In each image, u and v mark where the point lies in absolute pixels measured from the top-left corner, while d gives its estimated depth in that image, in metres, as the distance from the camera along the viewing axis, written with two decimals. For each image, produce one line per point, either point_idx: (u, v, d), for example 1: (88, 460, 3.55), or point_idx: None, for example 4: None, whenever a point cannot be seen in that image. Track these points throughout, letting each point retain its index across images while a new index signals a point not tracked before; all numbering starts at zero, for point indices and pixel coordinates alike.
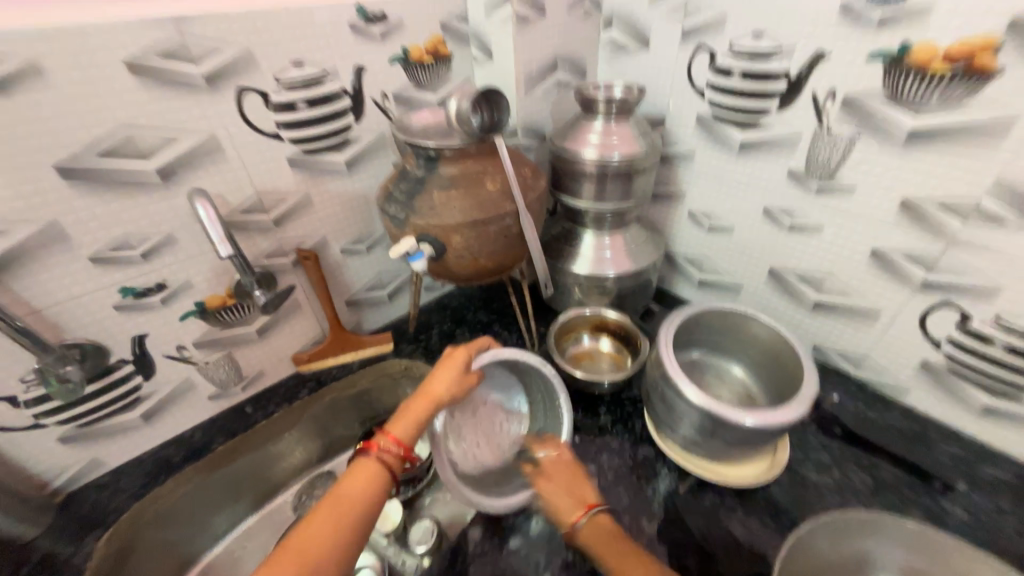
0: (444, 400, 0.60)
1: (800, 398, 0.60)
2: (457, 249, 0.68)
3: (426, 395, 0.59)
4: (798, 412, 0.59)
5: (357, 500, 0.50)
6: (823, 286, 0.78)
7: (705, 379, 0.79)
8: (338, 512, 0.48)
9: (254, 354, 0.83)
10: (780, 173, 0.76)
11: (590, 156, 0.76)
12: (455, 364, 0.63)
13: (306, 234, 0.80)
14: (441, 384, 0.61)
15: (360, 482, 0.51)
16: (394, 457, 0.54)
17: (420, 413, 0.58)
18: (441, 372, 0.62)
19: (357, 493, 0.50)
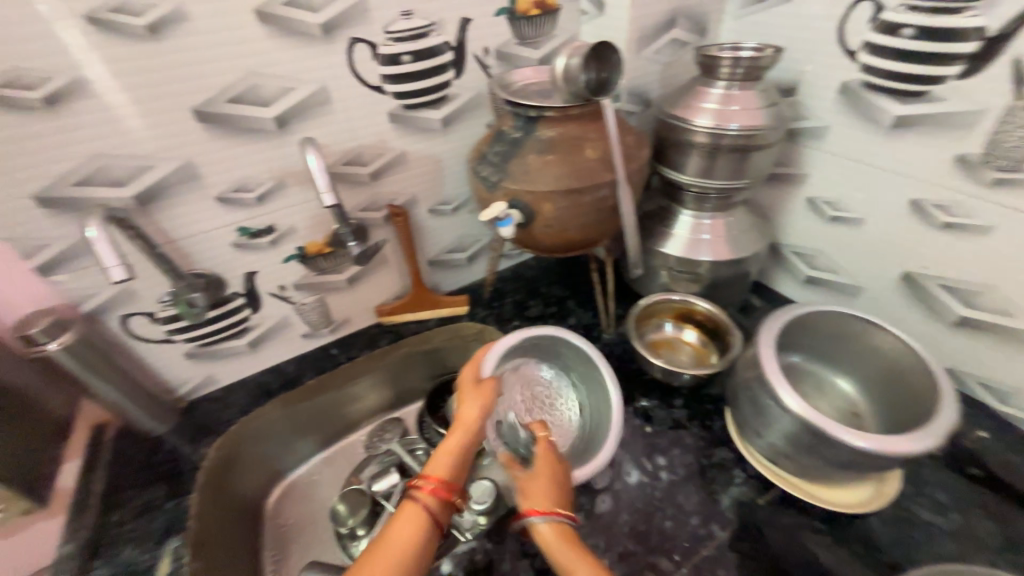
0: (479, 425, 0.58)
1: (930, 425, 0.52)
2: (547, 218, 0.65)
3: (460, 423, 0.58)
4: (929, 446, 0.50)
5: (403, 548, 0.49)
6: (975, 301, 0.65)
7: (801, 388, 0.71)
8: (383, 561, 0.47)
9: (343, 301, 0.88)
10: (942, 160, 0.63)
11: (703, 125, 0.69)
12: (471, 388, 0.61)
13: (399, 191, 0.81)
14: (472, 412, 0.59)
15: (408, 531, 0.50)
16: (434, 498, 0.53)
17: (461, 442, 0.57)
18: (470, 401, 0.60)
19: (404, 543, 0.49)
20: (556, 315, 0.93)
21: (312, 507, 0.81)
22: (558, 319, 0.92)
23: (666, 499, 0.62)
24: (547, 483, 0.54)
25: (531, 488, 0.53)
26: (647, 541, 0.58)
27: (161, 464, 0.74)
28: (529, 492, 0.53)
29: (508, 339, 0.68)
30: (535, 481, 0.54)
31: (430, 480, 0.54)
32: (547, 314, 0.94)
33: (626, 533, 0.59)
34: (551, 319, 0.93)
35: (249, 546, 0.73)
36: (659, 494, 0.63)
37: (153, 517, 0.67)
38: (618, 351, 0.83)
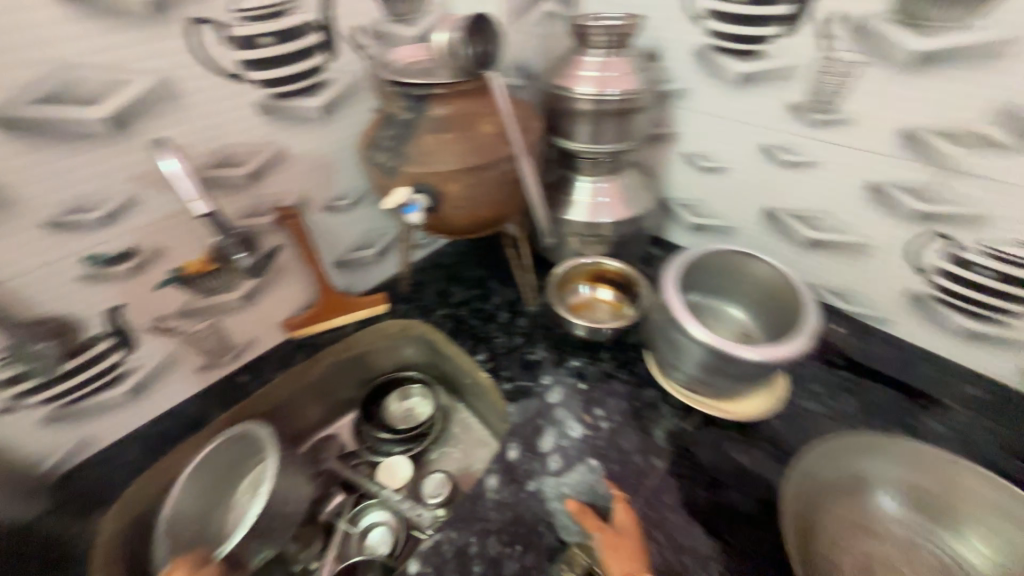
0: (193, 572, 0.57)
1: (801, 329, 0.62)
2: (454, 199, 0.64)
3: None
4: (802, 345, 0.61)
5: None
6: (818, 223, 0.79)
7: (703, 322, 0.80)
8: None
9: (241, 322, 0.78)
10: (780, 108, 0.74)
11: (585, 93, 0.72)
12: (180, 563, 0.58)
13: (286, 191, 0.74)
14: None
15: None
16: None
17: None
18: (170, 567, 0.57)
19: None
20: (480, 296, 0.94)
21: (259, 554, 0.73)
22: (483, 300, 0.93)
23: (609, 445, 0.67)
24: (633, 549, 0.53)
25: (618, 559, 0.52)
26: (599, 486, 0.63)
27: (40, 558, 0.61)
28: (621, 564, 0.52)
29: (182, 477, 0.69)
30: (631, 549, 0.53)
31: None
32: (471, 298, 0.93)
33: (580, 486, 0.63)
34: (476, 302, 0.92)
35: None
36: (602, 442, 0.68)
37: None
38: (544, 320, 0.87)
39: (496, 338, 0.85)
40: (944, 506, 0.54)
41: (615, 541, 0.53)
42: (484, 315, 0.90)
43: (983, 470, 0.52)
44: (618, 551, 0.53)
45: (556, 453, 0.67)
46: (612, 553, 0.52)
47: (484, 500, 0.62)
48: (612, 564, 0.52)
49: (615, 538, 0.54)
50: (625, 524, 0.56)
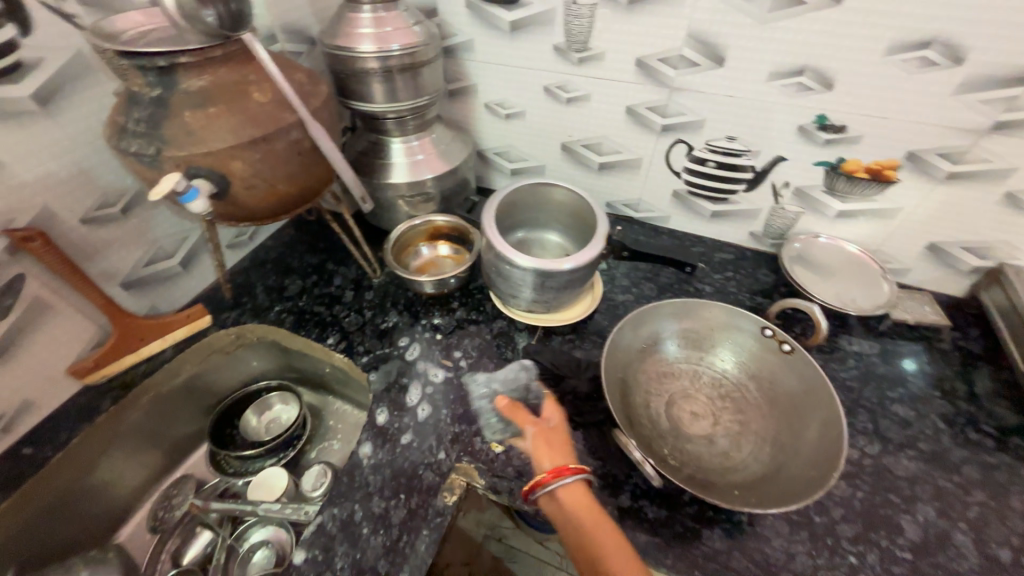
0: None
1: (597, 235, 0.75)
2: (243, 178, 0.59)
3: None
4: (601, 249, 0.73)
5: None
6: (602, 149, 0.93)
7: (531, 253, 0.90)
8: None
9: (1, 383, 0.62)
10: (548, 51, 0.83)
11: (367, 51, 0.71)
12: None
13: (13, 209, 0.58)
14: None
15: None
16: None
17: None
18: None
19: None
20: (320, 281, 0.89)
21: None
22: (324, 285, 0.88)
23: (471, 379, 0.73)
24: (560, 443, 0.58)
25: (548, 453, 0.56)
26: (467, 416, 0.69)
27: None
28: (550, 454, 0.56)
29: None
30: (558, 442, 0.58)
31: None
32: (311, 285, 0.88)
33: (449, 422, 0.68)
34: (317, 288, 0.88)
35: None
36: (464, 378, 0.73)
37: None
38: (391, 288, 0.87)
39: (346, 317, 0.83)
40: (703, 338, 0.73)
41: (548, 433, 0.59)
42: (328, 299, 0.86)
43: (719, 304, 0.71)
44: (547, 448, 0.57)
45: (423, 401, 0.70)
46: (543, 445, 0.57)
47: (360, 469, 0.63)
48: (539, 458, 0.57)
49: (540, 435, 0.59)
50: (555, 422, 0.60)
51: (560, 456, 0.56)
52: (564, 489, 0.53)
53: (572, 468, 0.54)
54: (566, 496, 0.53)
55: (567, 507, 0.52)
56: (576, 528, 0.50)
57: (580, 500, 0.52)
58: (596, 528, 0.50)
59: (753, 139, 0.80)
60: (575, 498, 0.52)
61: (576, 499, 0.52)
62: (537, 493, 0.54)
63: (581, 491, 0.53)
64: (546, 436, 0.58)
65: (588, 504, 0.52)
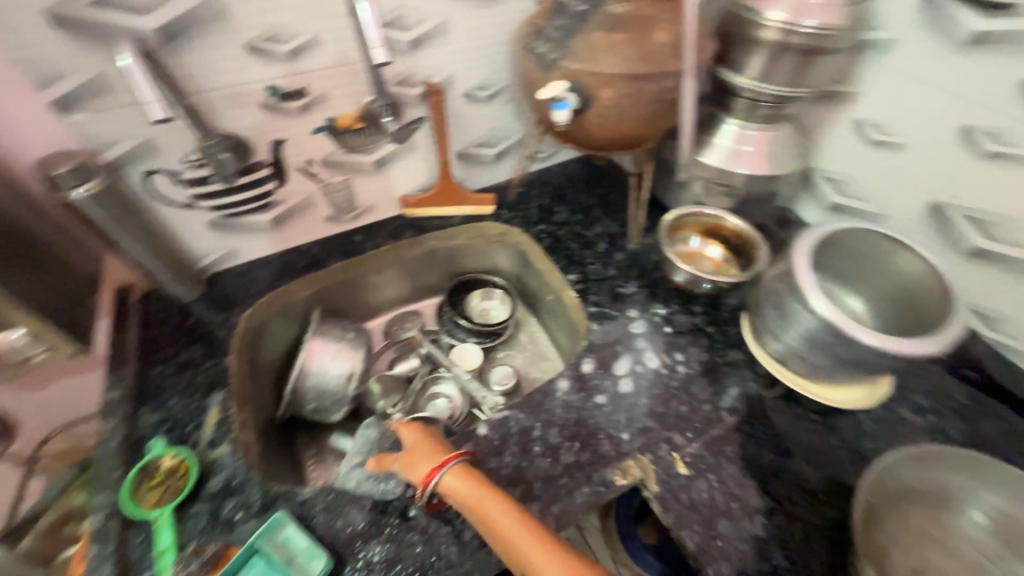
0: None
1: (943, 330, 0.57)
2: (603, 107, 0.63)
3: None
4: (937, 350, 0.56)
5: None
6: (994, 232, 0.69)
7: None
8: None
9: (368, 187, 0.85)
10: (1007, 83, 0.62)
11: (774, 20, 0.65)
12: None
13: (436, 67, 0.75)
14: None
15: None
16: None
17: None
18: None
19: None
20: (583, 223, 0.94)
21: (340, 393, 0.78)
22: (584, 227, 0.93)
23: (681, 387, 0.69)
24: (431, 449, 0.57)
25: (417, 462, 0.55)
26: (664, 421, 0.65)
27: (194, 330, 0.74)
28: (412, 468, 0.56)
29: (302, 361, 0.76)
30: (417, 453, 0.57)
31: None
32: (575, 221, 0.94)
33: (644, 414, 0.66)
34: (578, 227, 0.93)
35: (282, 432, 0.77)
36: (676, 382, 0.69)
37: (193, 373, 0.69)
38: (642, 261, 0.86)
39: (590, 265, 0.86)
40: None
41: (405, 454, 0.57)
42: (583, 240, 0.90)
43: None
44: (411, 470, 0.55)
45: (628, 378, 0.70)
46: (410, 459, 0.56)
47: (554, 397, 0.67)
48: (414, 467, 0.56)
49: (406, 451, 0.57)
50: (411, 442, 0.58)
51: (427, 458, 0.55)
52: (464, 494, 0.52)
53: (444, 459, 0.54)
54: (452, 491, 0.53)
55: (458, 497, 0.52)
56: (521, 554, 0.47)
57: (466, 482, 0.53)
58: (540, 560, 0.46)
59: None
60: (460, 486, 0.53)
61: (456, 485, 0.53)
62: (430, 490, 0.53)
63: (474, 489, 0.52)
64: (418, 455, 0.56)
65: (472, 484, 0.52)
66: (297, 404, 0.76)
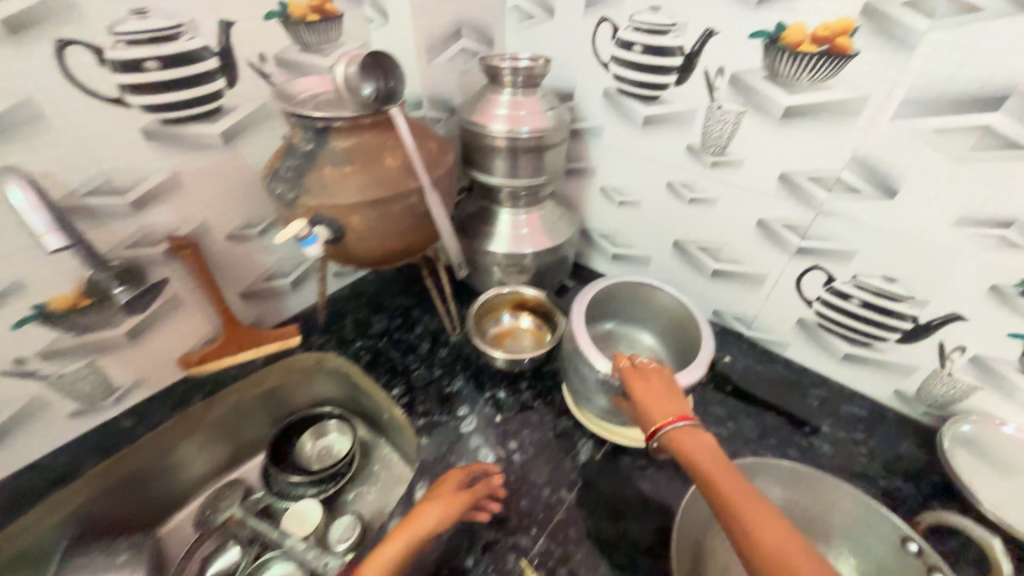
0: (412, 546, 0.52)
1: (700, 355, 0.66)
2: (358, 231, 0.63)
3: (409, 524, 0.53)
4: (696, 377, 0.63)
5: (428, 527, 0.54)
6: (719, 255, 0.84)
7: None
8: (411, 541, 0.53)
9: (126, 361, 0.71)
10: (679, 148, 0.79)
11: (499, 130, 0.74)
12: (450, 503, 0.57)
13: (180, 219, 0.69)
14: (427, 524, 0.54)
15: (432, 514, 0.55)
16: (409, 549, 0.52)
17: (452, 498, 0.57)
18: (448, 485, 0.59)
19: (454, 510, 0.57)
20: (402, 326, 0.91)
21: None
22: (404, 331, 0.90)
23: (520, 479, 0.67)
24: (665, 396, 0.57)
25: (656, 410, 0.56)
26: (507, 525, 0.61)
27: None
28: (650, 413, 0.56)
29: None
30: (651, 405, 0.56)
31: None
32: (393, 327, 0.91)
33: (486, 525, 0.61)
34: (397, 333, 0.90)
35: None
36: (514, 475, 0.67)
37: None
38: (464, 352, 0.86)
39: (413, 371, 0.82)
40: (823, 526, 0.58)
41: (638, 406, 0.58)
42: (405, 346, 0.87)
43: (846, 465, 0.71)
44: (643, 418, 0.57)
45: None
46: (647, 411, 0.57)
47: None
48: (650, 418, 0.56)
49: (640, 367, 0.61)
50: (636, 389, 0.59)
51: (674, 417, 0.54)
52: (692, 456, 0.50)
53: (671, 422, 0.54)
54: (684, 446, 0.51)
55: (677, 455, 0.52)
56: (744, 523, 0.43)
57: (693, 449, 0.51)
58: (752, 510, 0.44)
59: (921, 287, 0.66)
60: (689, 442, 0.51)
61: (695, 445, 0.51)
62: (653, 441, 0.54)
63: (714, 453, 0.49)
64: (644, 407, 0.57)
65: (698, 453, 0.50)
66: None
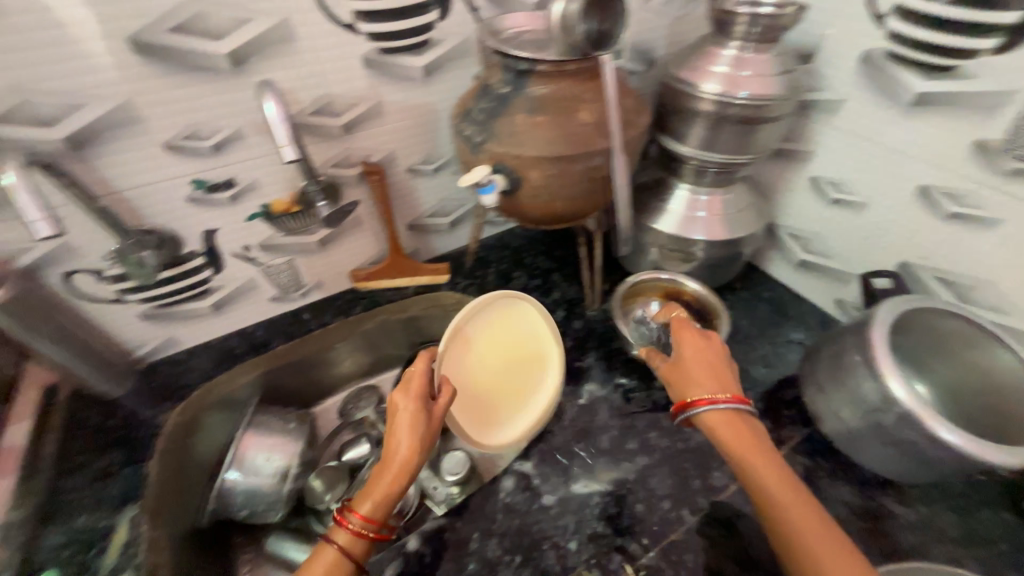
0: (412, 461, 0.50)
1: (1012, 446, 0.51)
2: (534, 186, 0.60)
3: (386, 462, 0.50)
4: (988, 455, 0.50)
5: (409, 452, 0.50)
6: (970, 294, 0.64)
7: (514, 328, 0.69)
8: (394, 468, 0.50)
9: (314, 264, 0.82)
10: (962, 144, 0.58)
11: (710, 91, 0.62)
12: (409, 417, 0.52)
13: (375, 147, 0.74)
14: (399, 451, 0.50)
15: (406, 443, 0.50)
16: (362, 539, 0.49)
17: (413, 417, 0.52)
18: (402, 429, 0.51)
19: (402, 452, 0.50)
20: (540, 288, 0.90)
21: (270, 493, 0.69)
22: (542, 293, 0.89)
23: (638, 482, 0.62)
24: (706, 367, 0.56)
25: (693, 372, 0.56)
26: (618, 524, 0.58)
27: (120, 430, 0.70)
28: (691, 379, 0.56)
29: (237, 456, 0.70)
30: (692, 373, 0.56)
31: (364, 517, 0.49)
32: (532, 287, 0.90)
33: (596, 516, 0.59)
34: (534, 293, 0.89)
35: (210, 539, 0.70)
36: (631, 478, 0.63)
37: (107, 483, 0.64)
38: (600, 330, 0.81)
39: None
40: None
41: (673, 368, 0.58)
42: (540, 308, 0.86)
43: None
44: (680, 379, 0.57)
45: (583, 474, 0.63)
46: (677, 375, 0.58)
47: (495, 500, 0.61)
48: (686, 383, 0.56)
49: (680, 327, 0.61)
50: (686, 351, 0.58)
51: (724, 390, 0.54)
52: (726, 436, 0.52)
53: (722, 397, 0.54)
54: (723, 422, 0.53)
55: (715, 433, 0.53)
56: (777, 523, 0.47)
57: (732, 430, 0.52)
58: (795, 508, 0.47)
59: None
60: (729, 420, 0.53)
61: (726, 425, 0.52)
62: (683, 414, 0.55)
63: (767, 449, 0.51)
64: (694, 373, 0.56)
65: (736, 434, 0.52)
66: (224, 510, 0.69)
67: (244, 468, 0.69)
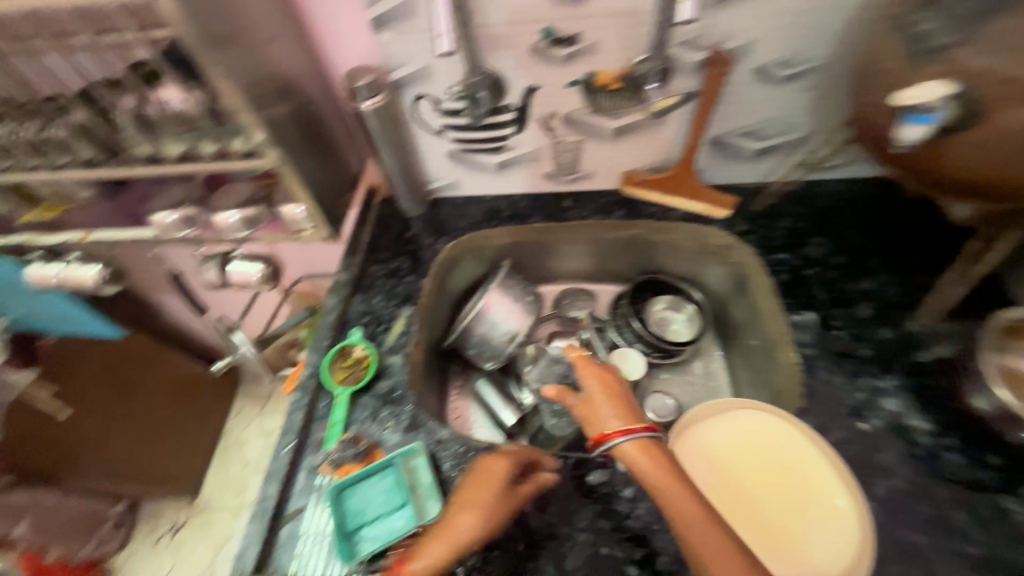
0: (469, 545, 0.46)
1: None
2: (998, 133, 0.42)
3: (446, 530, 0.47)
4: None
5: (468, 533, 0.46)
6: None
7: (762, 438, 0.54)
8: (450, 543, 0.46)
9: (598, 152, 0.78)
10: None
11: None
12: (489, 482, 0.49)
13: (738, 29, 0.61)
14: (464, 528, 0.47)
15: (474, 516, 0.47)
16: None
17: (491, 501, 0.48)
18: (470, 509, 0.47)
19: (468, 527, 0.47)
20: (846, 270, 0.69)
21: (496, 344, 0.78)
22: (846, 276, 0.68)
23: (914, 556, 0.48)
24: (606, 403, 0.51)
25: (598, 413, 0.51)
26: None
27: (406, 243, 0.82)
28: (598, 413, 0.51)
29: (485, 300, 0.77)
30: (604, 405, 0.51)
31: None
32: (834, 262, 0.70)
33: None
34: (835, 272, 0.68)
35: (441, 357, 0.82)
36: (908, 547, 0.48)
37: (393, 281, 0.77)
38: (924, 354, 0.59)
39: (835, 329, 0.63)
40: None
41: (581, 405, 0.53)
42: (838, 294, 0.66)
43: None
44: (586, 418, 0.51)
45: None
46: (585, 412, 0.52)
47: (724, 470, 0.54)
48: (595, 413, 0.51)
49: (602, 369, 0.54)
50: (594, 380, 0.53)
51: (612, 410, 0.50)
52: (641, 466, 0.45)
53: (617, 431, 0.48)
54: (655, 451, 0.46)
55: (637, 468, 0.45)
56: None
57: (647, 453, 0.46)
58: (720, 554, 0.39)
59: None
60: (644, 449, 0.46)
61: (654, 451, 0.46)
62: (604, 445, 0.48)
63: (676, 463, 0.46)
64: (594, 410, 0.51)
65: (665, 476, 0.44)
66: (460, 341, 0.79)
67: (486, 313, 0.77)
